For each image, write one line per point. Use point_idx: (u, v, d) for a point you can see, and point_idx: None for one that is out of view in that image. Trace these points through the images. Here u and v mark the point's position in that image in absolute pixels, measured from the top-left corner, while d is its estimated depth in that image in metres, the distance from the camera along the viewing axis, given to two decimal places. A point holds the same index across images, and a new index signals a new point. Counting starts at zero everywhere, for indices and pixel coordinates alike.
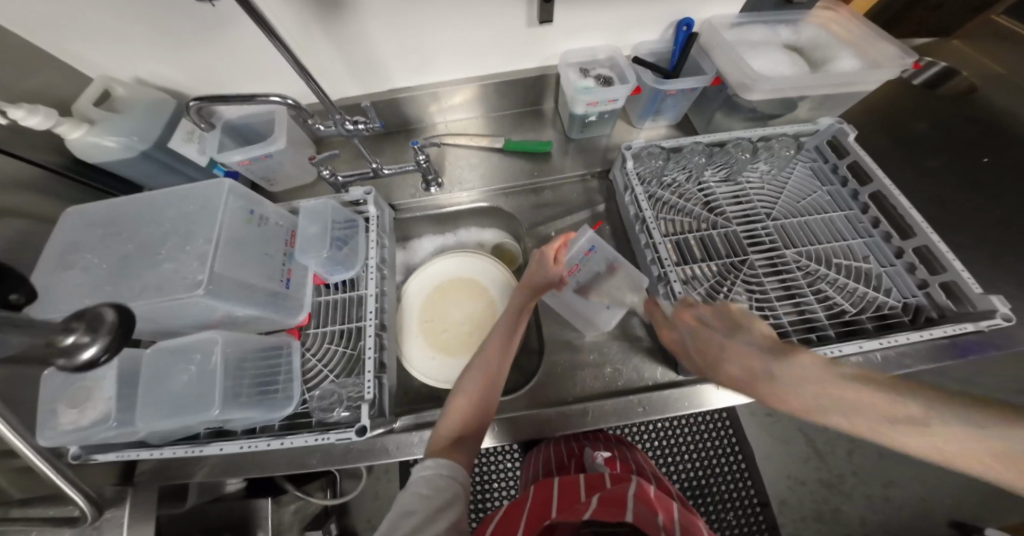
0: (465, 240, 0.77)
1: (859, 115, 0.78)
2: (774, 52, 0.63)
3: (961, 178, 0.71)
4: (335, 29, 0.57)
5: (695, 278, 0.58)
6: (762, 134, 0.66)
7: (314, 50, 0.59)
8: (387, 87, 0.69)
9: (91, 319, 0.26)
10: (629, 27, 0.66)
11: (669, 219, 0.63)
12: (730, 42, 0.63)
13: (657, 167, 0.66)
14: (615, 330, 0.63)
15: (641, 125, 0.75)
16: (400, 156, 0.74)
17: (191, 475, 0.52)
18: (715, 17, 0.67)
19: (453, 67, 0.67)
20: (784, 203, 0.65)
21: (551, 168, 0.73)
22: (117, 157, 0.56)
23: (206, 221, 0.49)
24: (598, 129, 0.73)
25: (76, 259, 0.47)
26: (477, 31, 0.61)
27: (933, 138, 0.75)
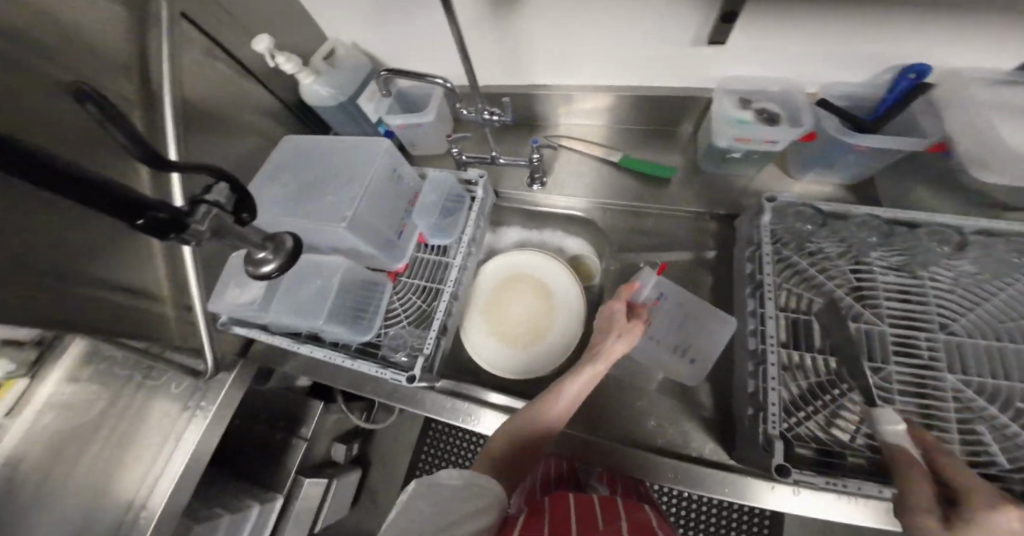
0: (548, 241, 0.77)
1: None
2: None
3: None
4: (503, 25, 0.61)
5: (800, 368, 0.48)
6: (983, 227, 0.49)
7: (480, 41, 0.66)
8: (528, 82, 0.72)
9: (278, 243, 0.41)
10: (820, 62, 0.54)
11: (794, 292, 0.52)
12: (977, 101, 0.47)
13: (801, 230, 0.54)
14: (675, 389, 0.57)
15: (800, 177, 0.62)
16: (518, 149, 0.78)
17: (281, 364, 0.66)
18: (970, 68, 0.49)
19: (596, 73, 0.66)
20: (982, 317, 0.47)
21: (666, 197, 0.67)
22: (326, 103, 0.74)
23: (360, 172, 0.62)
24: (739, 168, 0.64)
25: (275, 178, 0.65)
26: (634, 43, 0.59)
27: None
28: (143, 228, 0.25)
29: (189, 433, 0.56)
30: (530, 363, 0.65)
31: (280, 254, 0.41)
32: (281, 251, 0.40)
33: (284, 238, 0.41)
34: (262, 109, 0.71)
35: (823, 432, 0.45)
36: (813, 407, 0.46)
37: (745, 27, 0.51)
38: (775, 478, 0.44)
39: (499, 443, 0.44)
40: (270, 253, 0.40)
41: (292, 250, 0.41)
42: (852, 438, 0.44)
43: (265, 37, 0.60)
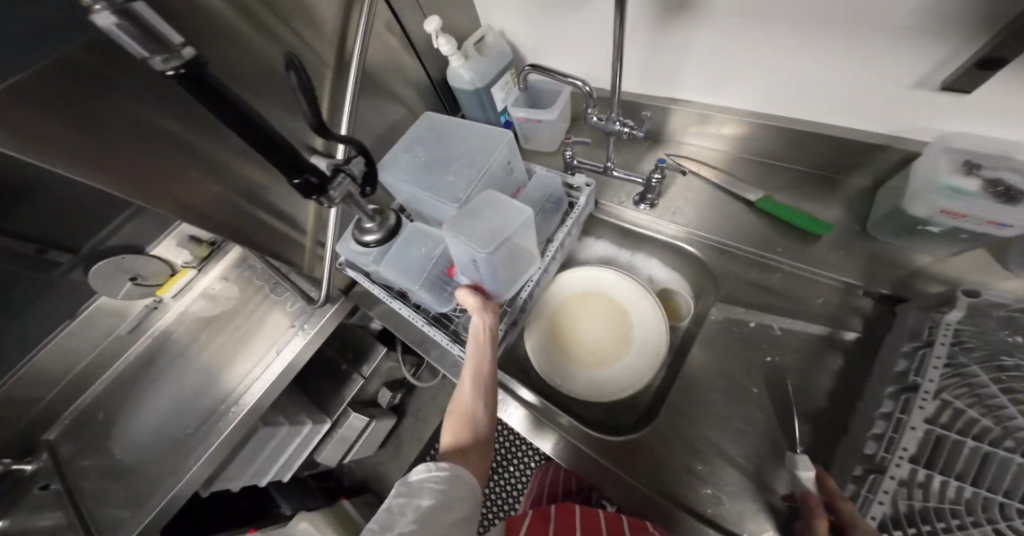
0: (636, 267, 0.71)
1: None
2: None
3: None
4: (664, 29, 0.56)
5: (927, 502, 0.35)
6: None
7: (632, 45, 0.62)
8: (669, 95, 0.66)
9: (386, 215, 0.54)
10: None
11: (953, 405, 0.37)
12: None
13: (998, 340, 0.38)
14: (752, 475, 0.48)
15: (1022, 273, 0.45)
16: (636, 163, 0.73)
17: (370, 308, 0.74)
18: None
19: (758, 96, 0.57)
20: None
21: (805, 254, 0.55)
22: (462, 87, 0.76)
23: (484, 158, 0.64)
24: (920, 244, 0.50)
25: (410, 145, 0.71)
26: (835, 66, 0.48)
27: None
28: (297, 185, 0.39)
29: (290, 345, 0.67)
30: (573, 374, 0.62)
31: (386, 226, 0.54)
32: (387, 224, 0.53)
33: (389, 212, 0.55)
34: (414, 83, 0.78)
35: None
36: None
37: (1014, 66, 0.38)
38: None
39: (456, 433, 0.48)
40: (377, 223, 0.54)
41: (395, 223, 0.55)
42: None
43: (435, 18, 0.64)
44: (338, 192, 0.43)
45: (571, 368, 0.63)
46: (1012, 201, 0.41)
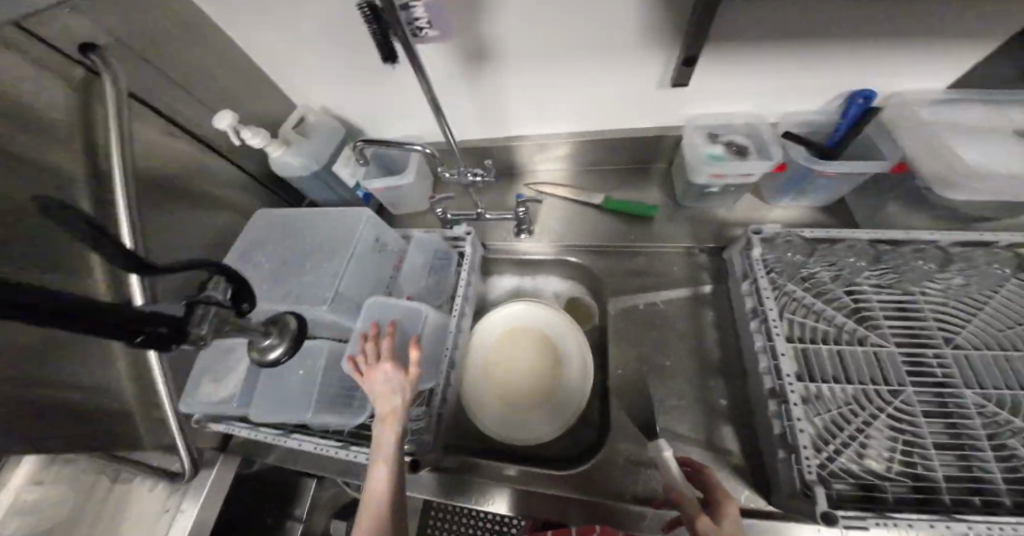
0: (542, 287, 0.76)
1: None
2: (991, 139, 0.47)
3: None
4: (475, 78, 0.62)
5: (822, 399, 0.44)
6: (1014, 240, 0.46)
7: (453, 96, 0.66)
8: (505, 134, 0.73)
9: (283, 325, 0.47)
10: (781, 95, 0.57)
11: (798, 321, 0.49)
12: (930, 125, 0.50)
13: (792, 261, 0.53)
14: (697, 434, 0.52)
15: (777, 203, 0.64)
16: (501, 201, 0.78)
17: (265, 455, 0.59)
18: (908, 93, 0.53)
19: (571, 119, 0.68)
20: (980, 326, 0.47)
21: (653, 233, 0.67)
22: (295, 172, 0.71)
23: (344, 244, 0.59)
24: (718, 201, 0.66)
25: (248, 255, 0.61)
26: (610, 89, 0.61)
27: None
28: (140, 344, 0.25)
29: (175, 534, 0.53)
30: (529, 421, 0.62)
31: (287, 335, 0.47)
32: (287, 333, 0.46)
33: (288, 320, 0.48)
34: (232, 184, 0.68)
35: (857, 465, 0.41)
36: (843, 442, 0.42)
37: (706, 62, 0.53)
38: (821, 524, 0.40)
39: None
40: (276, 338, 0.46)
41: (297, 328, 0.48)
42: (886, 467, 0.41)
43: (228, 114, 0.58)
44: (206, 327, 0.29)
45: (519, 414, 0.62)
46: (743, 155, 0.58)
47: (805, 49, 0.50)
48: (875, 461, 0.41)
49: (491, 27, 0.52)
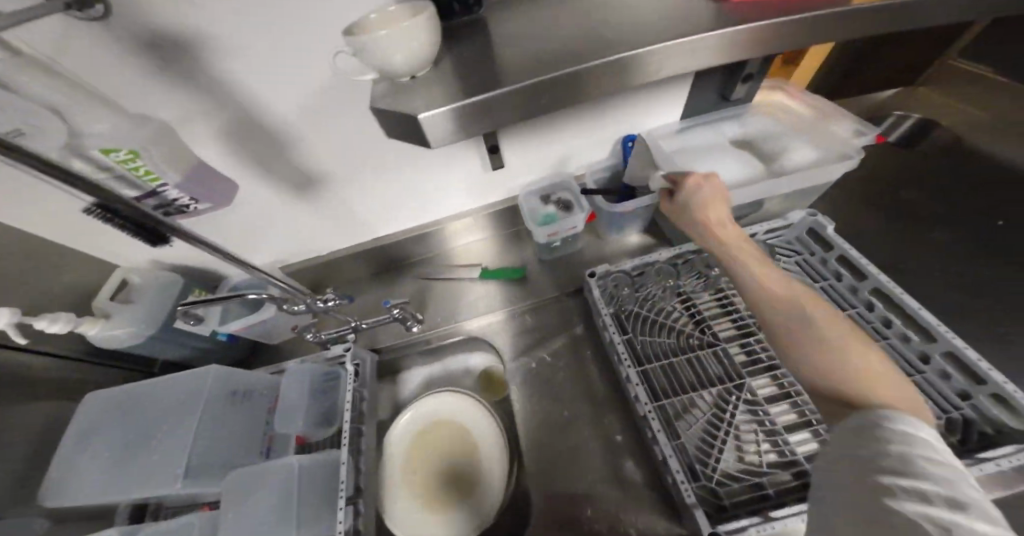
0: (452, 368, 0.77)
1: (847, 179, 0.69)
2: (718, 156, 0.61)
3: (982, 244, 0.59)
4: (317, 200, 0.61)
5: (690, 410, 0.54)
6: (761, 233, 0.58)
7: (300, 217, 0.63)
8: (372, 235, 0.73)
9: None
10: (577, 153, 0.69)
11: (653, 342, 0.60)
12: (675, 153, 0.63)
13: (626, 293, 0.63)
14: (606, 472, 0.55)
15: (611, 236, 0.75)
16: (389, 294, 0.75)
17: None
18: (657, 129, 0.66)
19: (426, 211, 0.71)
20: None
21: (527, 290, 0.73)
22: (124, 344, 0.62)
23: (193, 408, 0.54)
24: (566, 248, 0.75)
25: (90, 445, 0.53)
26: (444, 180, 0.66)
27: (938, 196, 0.65)
28: None
29: None
30: (460, 514, 0.60)
31: None
32: None
33: None
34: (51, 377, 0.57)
35: (738, 464, 0.49)
36: (719, 448, 0.50)
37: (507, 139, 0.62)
38: None
39: None
40: None
41: None
42: (760, 459, 0.49)
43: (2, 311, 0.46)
44: None
45: (446, 518, 0.59)
46: (570, 211, 0.68)
47: (593, 124, 0.64)
48: (751, 456, 0.50)
49: (301, 157, 0.53)
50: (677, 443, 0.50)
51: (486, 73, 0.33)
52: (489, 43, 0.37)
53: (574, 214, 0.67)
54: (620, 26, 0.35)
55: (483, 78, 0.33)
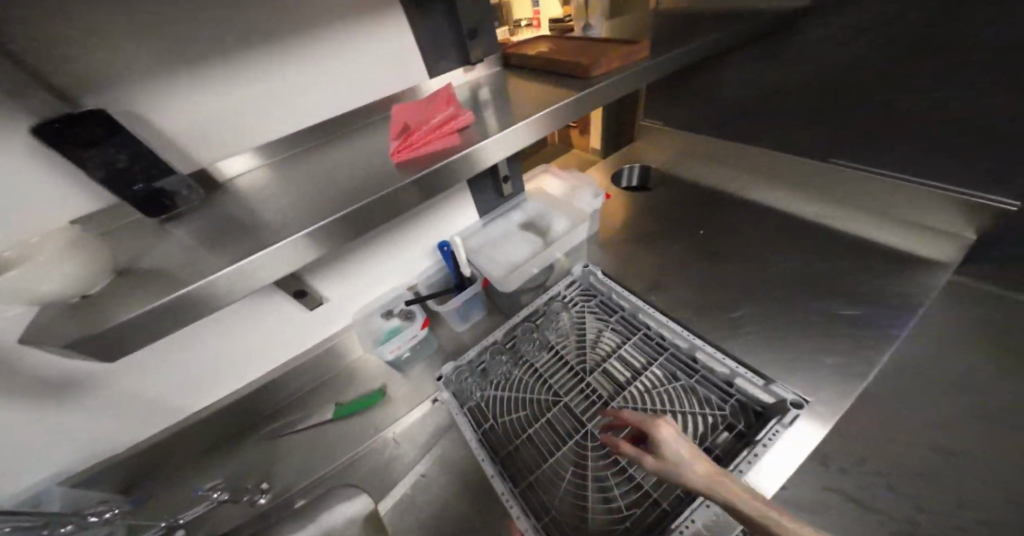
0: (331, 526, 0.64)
1: (608, 230, 0.92)
2: (508, 243, 0.75)
3: (698, 249, 0.83)
4: (84, 402, 0.52)
5: (558, 476, 0.57)
6: (561, 292, 0.77)
7: (63, 430, 0.51)
8: (185, 413, 0.62)
9: None
10: (399, 269, 0.73)
11: (512, 420, 0.63)
12: (474, 251, 0.75)
13: (477, 381, 0.66)
14: None
15: (463, 324, 0.77)
16: (226, 471, 0.63)
17: None
18: (458, 231, 0.77)
19: (251, 371, 0.64)
20: (591, 348, 0.70)
21: (391, 411, 0.69)
22: None
23: None
24: (421, 355, 0.74)
25: None
26: (262, 333, 0.62)
27: (670, 229, 0.89)
28: None
29: None
30: None
31: None
32: None
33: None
34: None
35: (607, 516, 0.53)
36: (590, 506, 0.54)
37: (315, 278, 0.62)
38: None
39: None
40: None
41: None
42: (624, 503, 0.54)
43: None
44: None
45: None
46: (413, 317, 0.69)
47: (412, 232, 0.72)
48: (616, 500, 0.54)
49: (45, 360, 0.47)
50: (549, 520, 0.52)
51: (204, 251, 0.34)
52: (221, 220, 0.40)
53: (414, 323, 0.67)
54: (335, 181, 0.41)
55: (203, 266, 0.32)
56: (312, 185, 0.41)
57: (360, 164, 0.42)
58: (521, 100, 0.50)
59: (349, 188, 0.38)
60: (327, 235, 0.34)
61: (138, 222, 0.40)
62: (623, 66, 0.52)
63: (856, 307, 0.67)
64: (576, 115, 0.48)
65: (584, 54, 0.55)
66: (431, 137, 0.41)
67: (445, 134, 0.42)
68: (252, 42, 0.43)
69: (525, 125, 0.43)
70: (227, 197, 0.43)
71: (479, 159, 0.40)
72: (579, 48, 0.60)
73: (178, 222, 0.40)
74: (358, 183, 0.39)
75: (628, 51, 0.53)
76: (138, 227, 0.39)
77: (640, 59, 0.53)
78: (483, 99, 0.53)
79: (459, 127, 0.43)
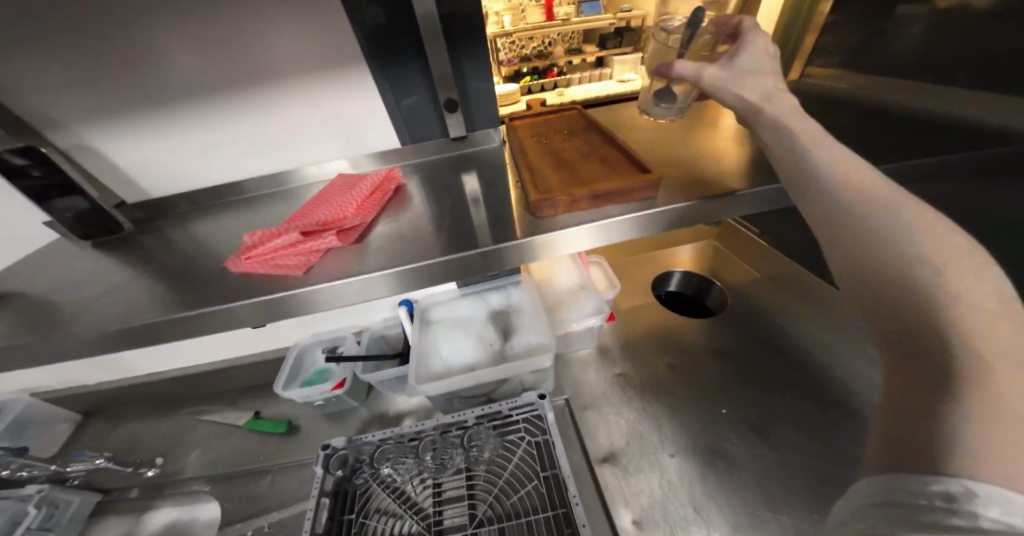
0: (200, 517, 0.76)
1: (618, 350, 0.74)
2: (461, 333, 0.63)
3: (698, 429, 0.62)
4: None
5: None
6: (502, 409, 0.62)
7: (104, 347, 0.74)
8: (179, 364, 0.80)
9: None
10: (352, 313, 0.72)
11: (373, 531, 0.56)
12: (428, 326, 0.65)
13: (365, 469, 0.60)
14: None
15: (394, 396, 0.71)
16: (187, 426, 0.80)
17: None
18: (424, 296, 0.70)
19: (220, 350, 0.78)
20: (498, 496, 0.58)
21: (297, 444, 0.72)
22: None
23: None
24: (343, 405, 0.71)
25: None
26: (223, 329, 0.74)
27: (685, 382, 0.68)
28: None
29: None
30: None
31: None
32: None
33: None
34: None
35: None
36: None
37: None
38: None
39: None
40: None
41: None
42: None
43: None
44: None
45: None
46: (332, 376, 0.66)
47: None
48: None
49: None
50: None
51: (65, 294, 0.38)
52: (120, 262, 0.43)
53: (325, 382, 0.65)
54: (204, 272, 0.39)
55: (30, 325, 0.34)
56: (192, 261, 0.41)
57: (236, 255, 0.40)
58: (449, 216, 0.40)
59: (185, 287, 0.36)
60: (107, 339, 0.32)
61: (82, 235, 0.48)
62: (590, 211, 0.37)
63: None
64: (490, 267, 0.34)
65: (564, 174, 0.41)
66: (282, 251, 0.34)
67: (305, 253, 0.34)
68: (212, 101, 0.49)
69: (481, 252, 0.33)
70: (156, 239, 0.47)
71: (315, 302, 0.32)
72: (583, 155, 0.45)
73: (100, 247, 0.46)
74: (201, 284, 0.35)
75: (618, 188, 0.36)
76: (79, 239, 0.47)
77: (633, 201, 0.36)
78: (440, 199, 0.43)
79: (327, 247, 0.34)
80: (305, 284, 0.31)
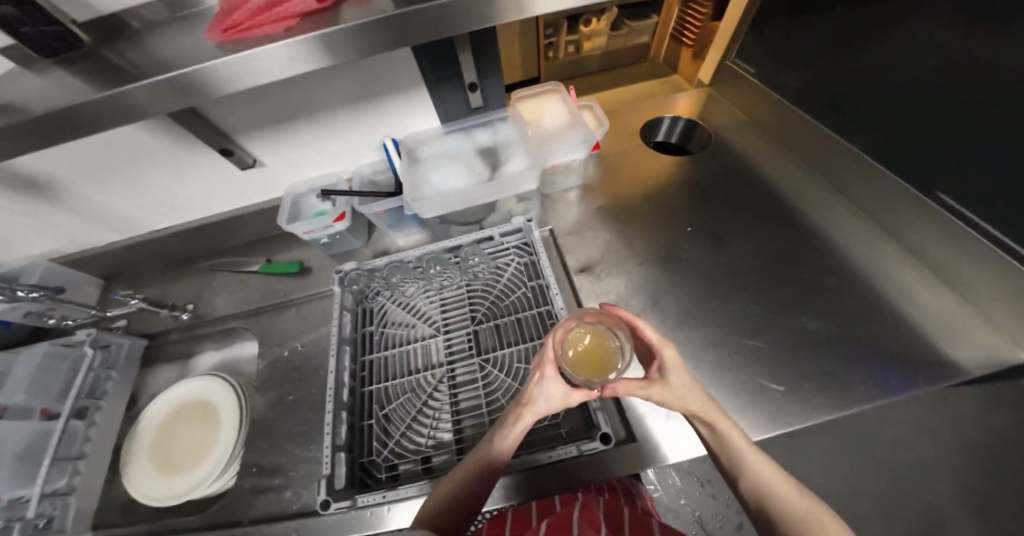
0: (239, 353, 0.90)
1: (602, 186, 0.79)
2: (450, 162, 0.66)
3: (665, 244, 0.70)
4: (107, 190, 0.73)
5: (388, 396, 0.59)
6: (494, 235, 0.70)
7: (102, 203, 0.75)
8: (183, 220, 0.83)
9: None
10: (340, 157, 0.73)
11: (387, 334, 0.65)
12: (419, 159, 0.68)
13: (377, 289, 0.69)
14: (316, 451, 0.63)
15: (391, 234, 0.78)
16: (204, 277, 0.87)
17: None
18: (410, 135, 0.71)
19: (219, 203, 0.81)
20: (493, 302, 0.67)
21: (310, 282, 0.80)
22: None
23: None
24: (345, 245, 0.77)
25: None
26: (215, 179, 0.75)
27: (660, 210, 0.75)
28: None
29: None
30: (179, 481, 0.67)
31: None
32: None
33: None
34: None
35: (407, 446, 0.56)
36: (399, 432, 0.56)
37: (257, 145, 0.66)
38: (373, 503, 0.50)
39: None
40: None
41: None
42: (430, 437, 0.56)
43: None
44: None
45: (178, 481, 0.67)
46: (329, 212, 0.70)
47: (348, 118, 0.66)
48: (420, 438, 0.56)
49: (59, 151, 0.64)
50: (363, 424, 0.57)
51: (46, 93, 0.38)
52: (88, 68, 0.42)
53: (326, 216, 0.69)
54: (178, 62, 0.38)
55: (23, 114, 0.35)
56: (164, 58, 0.40)
57: (204, 45, 0.39)
58: None
59: (164, 70, 0.36)
60: (117, 110, 0.35)
61: (39, 59, 0.44)
62: None
63: (783, 383, 0.56)
64: (466, 26, 0.35)
65: None
66: (262, 18, 0.35)
67: (283, 17, 0.35)
68: None
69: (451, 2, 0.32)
70: (116, 50, 0.45)
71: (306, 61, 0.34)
72: None
73: (62, 66, 0.43)
74: (180, 66, 0.36)
75: None
76: (37, 63, 0.43)
77: None
78: None
79: (303, 10, 0.35)
80: (290, 38, 0.33)
